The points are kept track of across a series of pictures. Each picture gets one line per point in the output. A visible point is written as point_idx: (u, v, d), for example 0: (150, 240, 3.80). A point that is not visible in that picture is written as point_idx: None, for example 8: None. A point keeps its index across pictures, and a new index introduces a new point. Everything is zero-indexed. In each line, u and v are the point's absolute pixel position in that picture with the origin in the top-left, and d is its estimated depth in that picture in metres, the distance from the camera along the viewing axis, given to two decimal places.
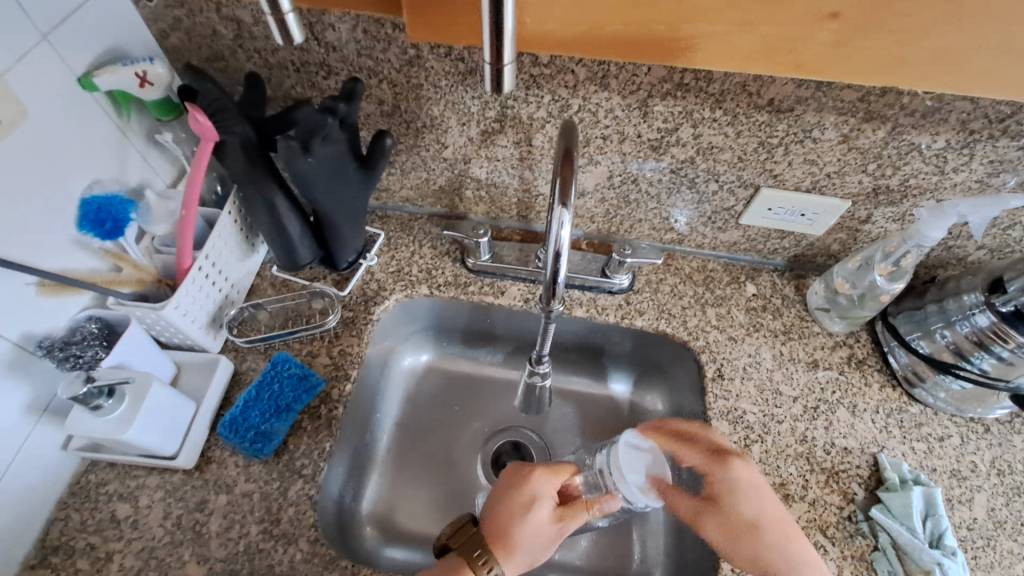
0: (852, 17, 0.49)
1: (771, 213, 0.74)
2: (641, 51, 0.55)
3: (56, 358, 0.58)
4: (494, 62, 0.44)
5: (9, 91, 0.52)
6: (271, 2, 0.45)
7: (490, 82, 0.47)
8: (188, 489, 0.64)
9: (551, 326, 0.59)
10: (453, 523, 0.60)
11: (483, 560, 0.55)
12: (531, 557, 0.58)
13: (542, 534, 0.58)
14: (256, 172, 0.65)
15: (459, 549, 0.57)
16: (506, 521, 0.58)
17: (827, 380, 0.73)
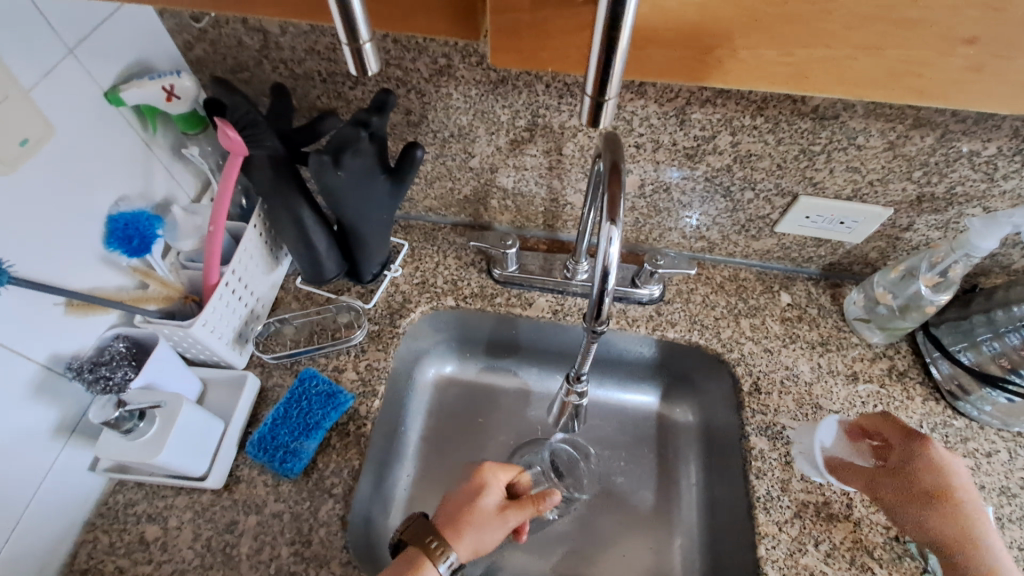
0: (996, 41, 0.42)
1: (809, 221, 0.72)
2: (745, 75, 0.47)
3: (86, 380, 0.57)
4: (595, 94, 0.39)
5: (36, 106, 0.51)
6: (348, 32, 0.37)
7: (588, 114, 0.41)
8: (217, 510, 0.63)
9: (591, 345, 0.58)
10: (405, 520, 0.62)
11: (441, 551, 0.58)
12: (477, 544, 0.60)
13: (493, 520, 0.61)
14: (284, 185, 0.64)
15: (415, 540, 0.59)
16: (457, 510, 0.62)
17: (869, 393, 0.71)
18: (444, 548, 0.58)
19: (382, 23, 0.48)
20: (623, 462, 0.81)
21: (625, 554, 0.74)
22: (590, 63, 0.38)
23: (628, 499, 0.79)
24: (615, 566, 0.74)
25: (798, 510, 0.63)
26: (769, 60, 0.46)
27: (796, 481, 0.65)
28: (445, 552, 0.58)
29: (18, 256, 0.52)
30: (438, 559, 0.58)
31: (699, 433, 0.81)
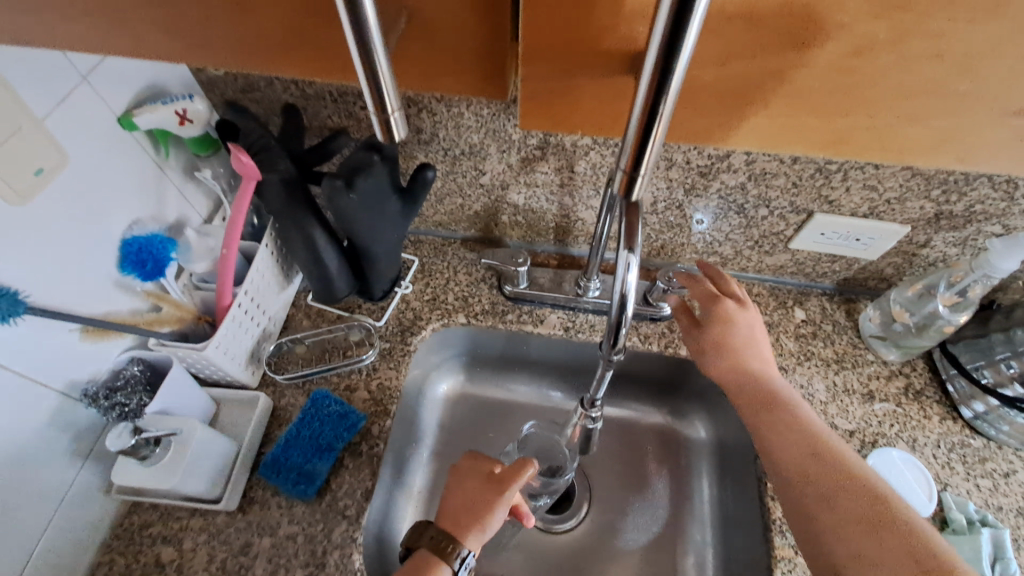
0: None
1: (824, 238, 0.71)
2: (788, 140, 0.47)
3: (102, 407, 0.57)
4: (629, 169, 0.43)
5: (49, 136, 0.51)
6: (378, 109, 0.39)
7: (621, 185, 0.44)
8: (232, 532, 0.63)
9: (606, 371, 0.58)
10: (410, 528, 0.62)
11: (452, 549, 0.58)
12: (483, 529, 0.60)
13: (485, 496, 0.62)
14: (296, 207, 0.64)
15: (423, 544, 0.59)
16: (454, 503, 0.63)
17: (885, 412, 0.70)
18: (454, 547, 0.59)
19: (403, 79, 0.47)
20: (635, 478, 0.81)
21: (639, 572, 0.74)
22: (627, 138, 0.40)
23: (641, 517, 0.78)
24: None
25: None
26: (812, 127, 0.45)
27: None
28: (457, 550, 0.58)
29: (34, 286, 0.52)
30: (451, 558, 0.58)
31: (713, 450, 0.80)
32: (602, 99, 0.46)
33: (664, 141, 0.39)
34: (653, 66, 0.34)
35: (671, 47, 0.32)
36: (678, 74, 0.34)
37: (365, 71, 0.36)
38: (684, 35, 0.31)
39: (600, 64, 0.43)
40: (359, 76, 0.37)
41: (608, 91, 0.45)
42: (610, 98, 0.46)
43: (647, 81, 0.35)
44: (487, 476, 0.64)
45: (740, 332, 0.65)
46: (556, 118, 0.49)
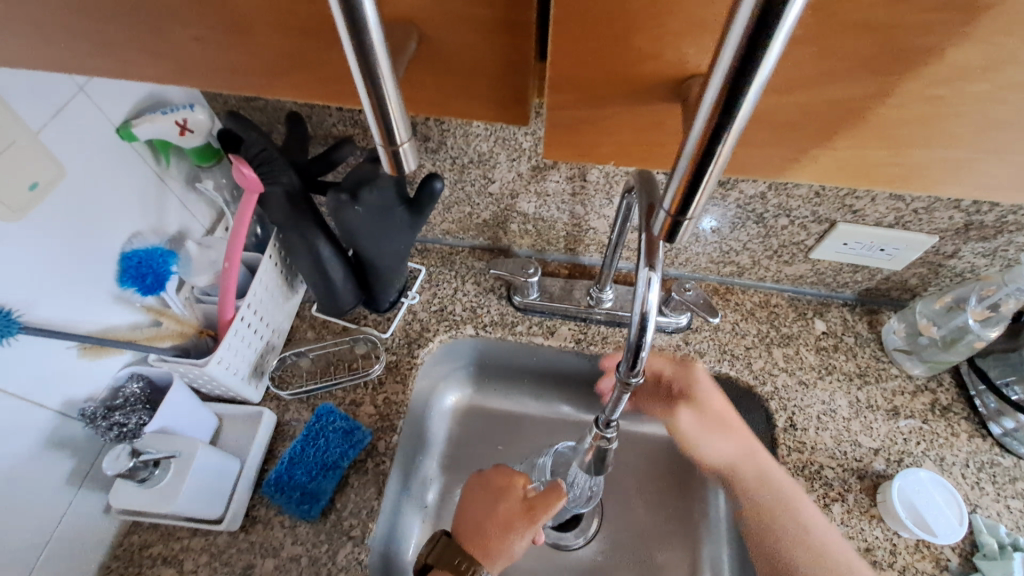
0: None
1: (847, 248, 0.68)
2: (842, 177, 0.43)
3: (100, 427, 0.55)
4: (674, 213, 0.36)
5: (46, 150, 0.50)
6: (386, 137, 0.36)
7: (663, 232, 0.38)
8: (234, 552, 0.61)
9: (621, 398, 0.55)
10: (427, 540, 0.59)
11: (472, 570, 0.56)
12: (509, 552, 0.59)
13: (517, 528, 0.60)
14: (300, 219, 0.62)
15: (442, 565, 0.57)
16: (482, 524, 0.60)
17: (911, 429, 0.67)
18: (476, 569, 0.56)
19: (416, 99, 0.45)
20: (648, 495, 0.79)
21: None
22: (672, 178, 0.34)
23: (655, 536, 0.76)
24: None
25: None
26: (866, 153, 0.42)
27: (837, 525, 0.61)
28: (478, 572, 0.57)
29: (29, 303, 0.50)
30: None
31: None
32: (635, 128, 0.43)
33: (723, 173, 0.32)
34: (722, 81, 0.27)
35: (748, 61, 0.26)
36: (754, 91, 0.27)
37: (369, 97, 0.33)
38: (767, 47, 0.25)
39: (638, 94, 0.40)
40: (366, 109, 0.35)
41: (643, 119, 0.42)
42: (646, 127, 0.43)
43: (710, 98, 0.28)
44: (523, 506, 0.61)
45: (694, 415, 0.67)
46: (583, 149, 0.46)
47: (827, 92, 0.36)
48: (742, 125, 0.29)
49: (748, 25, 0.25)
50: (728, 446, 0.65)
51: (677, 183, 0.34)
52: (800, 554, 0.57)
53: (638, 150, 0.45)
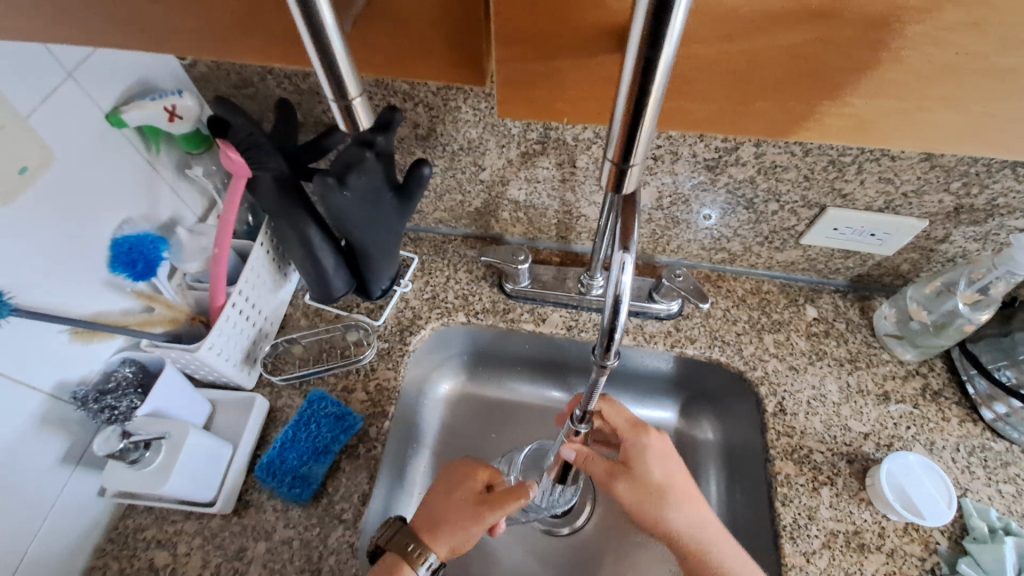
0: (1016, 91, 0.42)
1: (837, 233, 0.68)
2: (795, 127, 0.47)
3: (91, 410, 0.56)
4: (617, 161, 0.40)
5: (35, 135, 0.50)
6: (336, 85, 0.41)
7: (610, 180, 0.42)
8: (227, 535, 0.62)
9: (592, 396, 0.55)
10: (384, 523, 0.61)
11: (418, 555, 0.57)
12: (455, 542, 0.59)
13: (464, 523, 0.59)
14: (290, 206, 0.63)
15: (394, 546, 0.58)
16: (433, 512, 0.61)
17: (901, 414, 0.67)
18: (423, 553, 0.57)
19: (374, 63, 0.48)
20: None
21: None
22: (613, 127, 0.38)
23: None
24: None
25: (826, 540, 0.60)
26: (823, 110, 0.45)
27: (825, 509, 0.62)
28: (423, 556, 0.57)
29: (20, 286, 0.51)
30: (417, 565, 0.57)
31: (721, 452, 0.77)
32: (590, 82, 0.47)
33: (656, 126, 0.37)
34: (640, 42, 0.32)
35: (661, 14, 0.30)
36: (671, 44, 0.32)
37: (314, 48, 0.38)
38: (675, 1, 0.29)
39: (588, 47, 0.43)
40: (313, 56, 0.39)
41: (594, 73, 0.46)
42: (598, 81, 0.46)
43: (629, 68, 0.33)
44: (472, 502, 0.61)
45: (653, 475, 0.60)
46: (539, 106, 0.49)
47: (773, 38, 0.40)
48: (664, 75, 0.33)
49: (652, 0, 0.29)
50: (678, 516, 0.59)
51: (617, 136, 0.38)
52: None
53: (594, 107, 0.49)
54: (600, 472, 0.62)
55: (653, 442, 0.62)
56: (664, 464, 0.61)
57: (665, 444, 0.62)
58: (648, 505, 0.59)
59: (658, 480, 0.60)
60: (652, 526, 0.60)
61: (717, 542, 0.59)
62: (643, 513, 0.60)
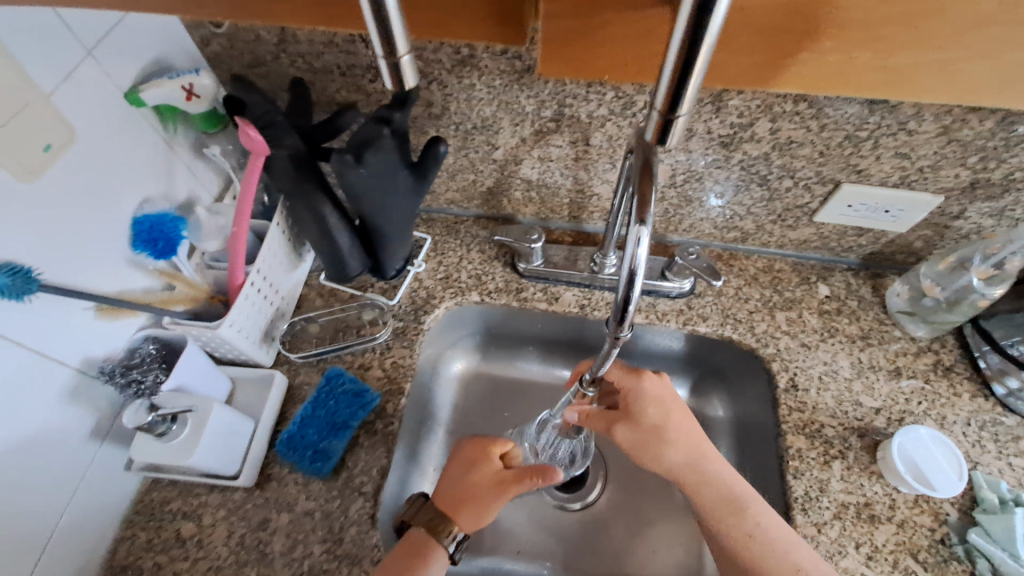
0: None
1: (851, 210, 0.68)
2: (819, 76, 0.49)
3: (118, 384, 0.58)
4: (664, 113, 0.42)
5: (57, 113, 0.51)
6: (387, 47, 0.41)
7: (654, 133, 0.44)
8: (250, 507, 0.64)
9: (603, 367, 0.56)
10: (407, 501, 0.63)
11: (444, 531, 0.59)
12: (479, 516, 0.60)
13: (491, 500, 0.60)
14: (305, 184, 0.63)
15: (418, 522, 0.60)
16: (455, 491, 0.61)
17: (912, 389, 0.68)
18: (448, 528, 0.59)
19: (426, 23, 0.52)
20: None
21: (654, 550, 0.74)
22: (662, 80, 0.40)
23: (657, 497, 0.78)
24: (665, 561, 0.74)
25: (837, 511, 0.61)
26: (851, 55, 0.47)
27: (836, 481, 0.63)
28: (450, 531, 0.59)
29: (47, 262, 0.52)
30: (443, 537, 0.59)
31: (731, 429, 0.78)
32: (630, 37, 0.49)
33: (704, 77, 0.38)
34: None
35: None
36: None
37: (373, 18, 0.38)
38: None
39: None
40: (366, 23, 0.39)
41: (635, 28, 0.48)
42: (637, 36, 0.48)
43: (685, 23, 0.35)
44: (496, 478, 0.62)
45: (650, 414, 0.62)
46: (577, 64, 0.51)
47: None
48: (721, 19, 0.34)
49: None
50: (676, 453, 0.61)
51: (665, 87, 0.39)
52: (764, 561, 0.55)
53: (632, 63, 0.51)
54: (600, 427, 0.64)
55: (648, 387, 0.63)
56: (660, 406, 0.63)
57: (661, 388, 0.64)
58: (648, 445, 0.62)
59: (654, 422, 0.62)
60: (654, 466, 0.62)
61: (720, 472, 0.60)
62: (645, 452, 0.62)
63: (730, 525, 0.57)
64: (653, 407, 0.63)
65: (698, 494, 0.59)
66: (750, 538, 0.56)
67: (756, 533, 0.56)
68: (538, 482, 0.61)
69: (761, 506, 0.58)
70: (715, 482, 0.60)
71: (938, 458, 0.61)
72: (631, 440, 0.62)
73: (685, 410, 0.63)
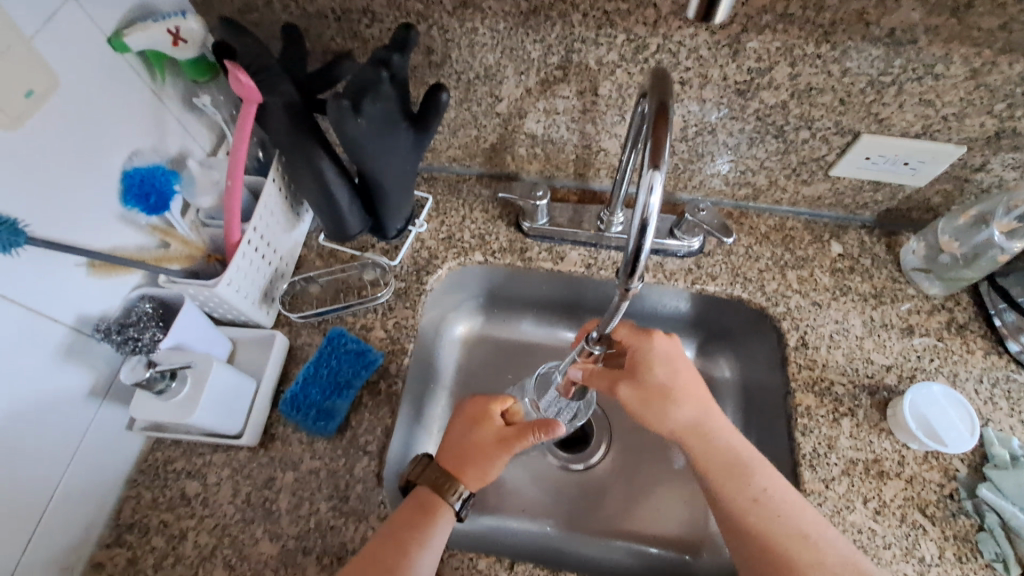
0: None
1: (869, 163, 0.66)
2: None
3: (114, 341, 0.56)
4: None
5: (39, 57, 0.48)
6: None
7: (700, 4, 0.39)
8: (255, 466, 0.63)
9: (613, 320, 0.53)
10: (411, 461, 0.62)
11: (450, 490, 0.58)
12: (484, 472, 0.60)
13: (494, 456, 0.60)
14: (301, 135, 0.60)
15: (423, 482, 0.59)
16: (458, 448, 0.61)
17: (925, 347, 0.67)
18: (452, 486, 0.58)
19: None
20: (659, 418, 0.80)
21: (659, 510, 0.75)
22: None
23: (663, 458, 0.78)
24: (674, 517, 0.74)
25: (846, 467, 0.60)
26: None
27: (845, 438, 0.62)
28: (456, 491, 0.58)
29: (34, 215, 0.50)
30: (449, 495, 0.58)
31: (738, 390, 0.77)
32: None
33: None
34: None
35: None
36: None
37: None
38: None
39: None
40: None
41: None
42: None
43: None
44: (498, 435, 0.61)
45: (659, 374, 0.61)
46: None
47: None
48: None
49: None
50: (683, 412, 0.59)
51: None
52: (772, 531, 0.53)
53: None
54: (605, 385, 0.62)
55: (658, 346, 0.62)
56: (669, 367, 0.61)
57: (671, 349, 0.62)
58: (654, 404, 0.60)
59: (662, 382, 0.61)
60: (658, 424, 0.60)
61: (726, 434, 0.59)
62: (650, 411, 0.60)
63: (734, 489, 0.56)
64: (664, 367, 0.61)
65: (704, 456, 0.58)
66: (755, 503, 0.54)
67: (761, 497, 0.54)
68: (540, 437, 0.60)
69: (767, 471, 0.56)
70: (721, 443, 0.58)
71: (947, 412, 0.60)
72: (638, 399, 0.61)
73: (693, 371, 0.62)
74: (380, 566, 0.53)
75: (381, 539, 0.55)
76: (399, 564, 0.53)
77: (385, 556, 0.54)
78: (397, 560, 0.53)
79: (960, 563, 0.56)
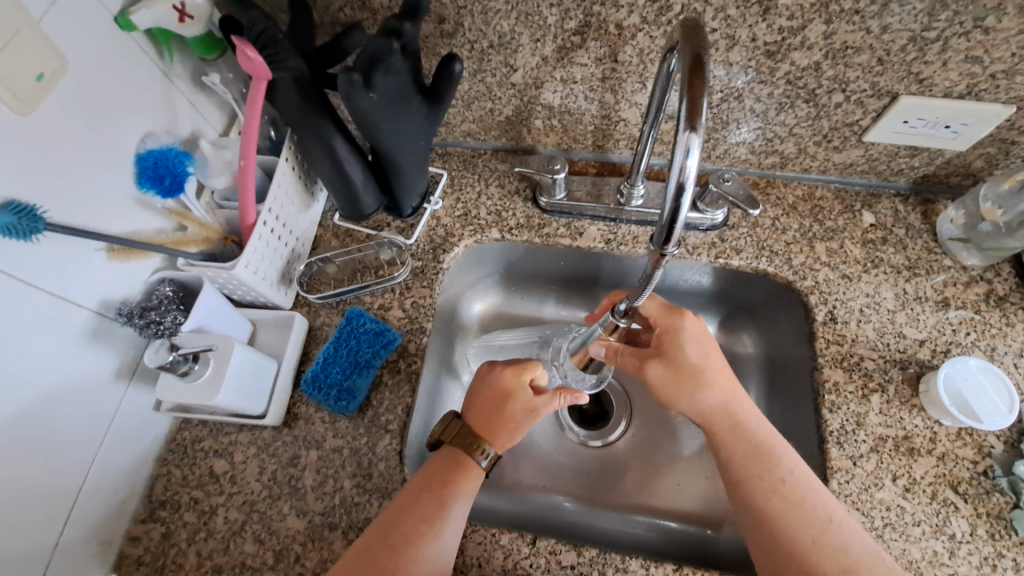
0: None
1: (907, 127, 0.62)
2: None
3: (138, 325, 0.57)
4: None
5: (47, 39, 0.47)
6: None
7: None
8: (279, 445, 0.64)
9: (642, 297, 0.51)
10: (440, 421, 0.61)
11: (479, 448, 0.58)
12: (510, 437, 0.60)
13: (524, 422, 0.60)
14: (312, 113, 0.58)
15: (455, 443, 0.59)
16: (491, 409, 0.60)
17: (961, 320, 0.64)
18: (480, 445, 0.58)
19: None
20: None
21: (679, 484, 0.75)
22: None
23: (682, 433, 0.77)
24: (695, 494, 0.74)
25: (875, 445, 0.59)
26: None
27: (874, 415, 0.60)
28: (484, 450, 0.58)
29: (51, 201, 0.49)
30: (477, 456, 0.58)
31: (760, 365, 0.76)
32: None
33: None
34: None
35: None
36: None
37: None
38: None
39: None
40: None
41: None
42: None
43: None
44: (530, 403, 0.60)
45: (691, 351, 0.60)
46: None
47: None
48: None
49: None
50: (712, 394, 0.58)
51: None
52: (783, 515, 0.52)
53: None
54: (633, 361, 0.61)
55: (689, 325, 0.61)
56: (700, 346, 0.60)
57: (701, 329, 0.61)
58: (684, 385, 0.59)
59: (692, 362, 0.59)
60: (687, 404, 0.59)
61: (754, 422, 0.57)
62: (680, 392, 0.59)
63: (756, 474, 0.54)
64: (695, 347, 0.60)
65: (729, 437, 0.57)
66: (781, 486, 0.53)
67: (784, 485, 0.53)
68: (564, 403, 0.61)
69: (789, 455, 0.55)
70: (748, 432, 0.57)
71: (984, 387, 0.58)
72: (669, 377, 0.59)
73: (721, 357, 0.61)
74: (420, 514, 0.54)
75: (419, 490, 0.55)
76: (438, 512, 0.54)
77: (423, 503, 0.54)
78: (436, 508, 0.54)
79: (992, 540, 0.54)
